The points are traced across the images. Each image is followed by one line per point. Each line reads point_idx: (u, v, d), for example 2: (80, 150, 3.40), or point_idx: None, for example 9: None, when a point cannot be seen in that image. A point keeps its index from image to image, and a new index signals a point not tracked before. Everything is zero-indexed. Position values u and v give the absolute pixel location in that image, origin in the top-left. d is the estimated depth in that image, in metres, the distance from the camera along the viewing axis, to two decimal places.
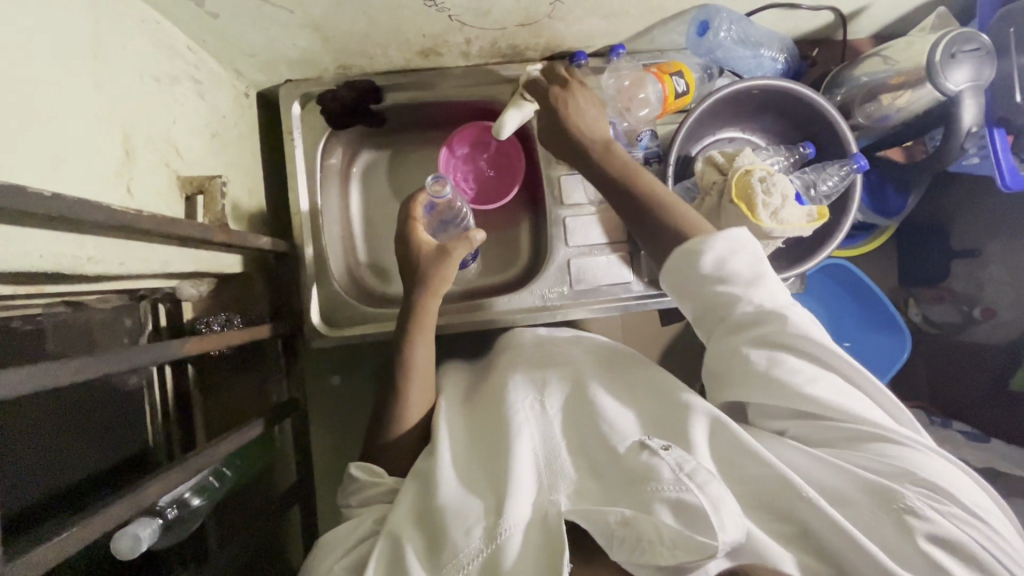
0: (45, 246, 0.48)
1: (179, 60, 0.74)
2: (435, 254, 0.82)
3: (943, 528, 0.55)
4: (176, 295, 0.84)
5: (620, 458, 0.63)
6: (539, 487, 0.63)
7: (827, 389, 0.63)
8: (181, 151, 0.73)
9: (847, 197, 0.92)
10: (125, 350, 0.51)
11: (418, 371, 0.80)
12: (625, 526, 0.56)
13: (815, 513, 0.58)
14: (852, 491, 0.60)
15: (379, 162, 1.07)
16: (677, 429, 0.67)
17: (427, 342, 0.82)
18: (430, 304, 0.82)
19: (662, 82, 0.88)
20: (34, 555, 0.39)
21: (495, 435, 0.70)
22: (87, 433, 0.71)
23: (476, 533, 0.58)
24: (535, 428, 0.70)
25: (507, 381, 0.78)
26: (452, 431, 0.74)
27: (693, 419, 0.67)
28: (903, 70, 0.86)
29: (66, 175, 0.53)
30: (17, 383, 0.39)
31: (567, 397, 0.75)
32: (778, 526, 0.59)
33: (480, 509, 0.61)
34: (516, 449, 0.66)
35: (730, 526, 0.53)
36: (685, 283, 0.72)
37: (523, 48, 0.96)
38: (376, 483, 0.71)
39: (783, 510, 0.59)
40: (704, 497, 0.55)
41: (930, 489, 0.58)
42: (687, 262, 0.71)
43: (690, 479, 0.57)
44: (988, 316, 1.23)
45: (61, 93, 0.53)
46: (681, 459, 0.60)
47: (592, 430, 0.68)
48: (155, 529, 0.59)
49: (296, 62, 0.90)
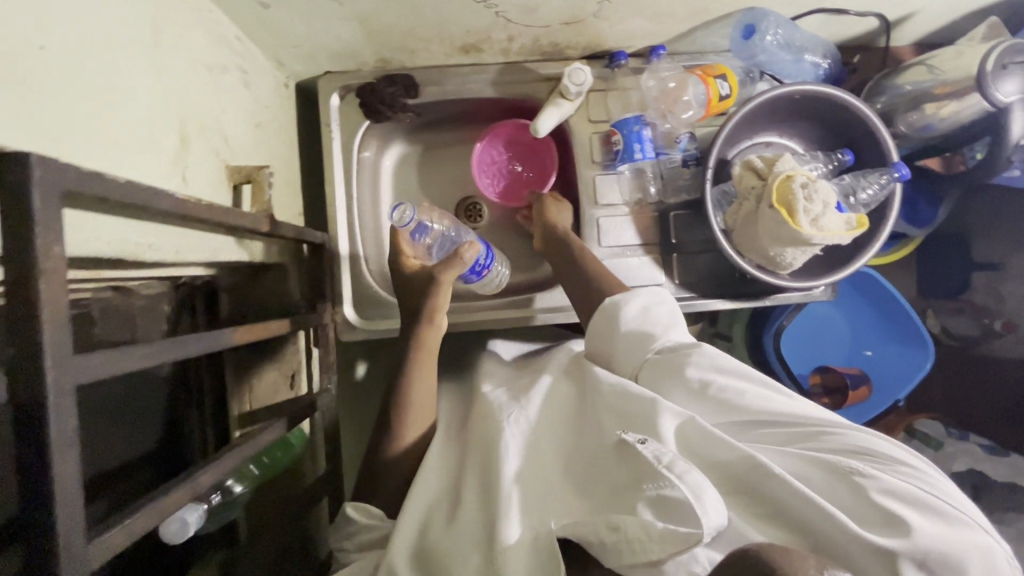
0: (111, 233, 0.48)
1: (228, 49, 0.74)
2: (426, 281, 0.85)
3: (892, 481, 0.54)
4: (213, 284, 0.84)
5: (610, 465, 0.61)
6: (530, 505, 0.63)
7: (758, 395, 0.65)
8: (229, 140, 0.74)
9: (886, 206, 0.91)
10: (187, 338, 0.51)
11: (415, 401, 0.80)
12: (614, 532, 0.54)
13: (784, 488, 0.55)
14: (805, 467, 0.58)
15: (412, 157, 1.08)
16: (641, 419, 0.64)
17: (426, 372, 0.82)
18: (429, 333, 0.84)
19: (706, 84, 0.91)
20: (111, 536, 0.40)
21: (485, 455, 0.69)
22: (118, 421, 0.72)
23: (471, 566, 0.59)
24: (523, 445, 0.69)
25: (489, 401, 0.77)
26: (441, 454, 0.75)
27: (660, 413, 0.63)
28: (949, 80, 0.85)
29: (128, 161, 0.53)
30: (99, 367, 0.39)
31: (545, 410, 0.75)
32: (751, 510, 0.56)
33: (474, 535, 0.61)
34: (505, 470, 0.64)
35: (713, 510, 0.52)
36: (611, 334, 0.78)
37: (564, 46, 0.95)
38: (372, 524, 0.70)
39: (752, 492, 0.57)
40: (685, 487, 0.53)
41: (873, 453, 0.58)
42: (614, 317, 0.78)
43: (669, 470, 0.55)
44: (1010, 329, 1.23)
45: (126, 80, 0.53)
46: (658, 450, 0.57)
47: (576, 446, 0.67)
48: (202, 514, 0.59)
49: (338, 54, 0.90)
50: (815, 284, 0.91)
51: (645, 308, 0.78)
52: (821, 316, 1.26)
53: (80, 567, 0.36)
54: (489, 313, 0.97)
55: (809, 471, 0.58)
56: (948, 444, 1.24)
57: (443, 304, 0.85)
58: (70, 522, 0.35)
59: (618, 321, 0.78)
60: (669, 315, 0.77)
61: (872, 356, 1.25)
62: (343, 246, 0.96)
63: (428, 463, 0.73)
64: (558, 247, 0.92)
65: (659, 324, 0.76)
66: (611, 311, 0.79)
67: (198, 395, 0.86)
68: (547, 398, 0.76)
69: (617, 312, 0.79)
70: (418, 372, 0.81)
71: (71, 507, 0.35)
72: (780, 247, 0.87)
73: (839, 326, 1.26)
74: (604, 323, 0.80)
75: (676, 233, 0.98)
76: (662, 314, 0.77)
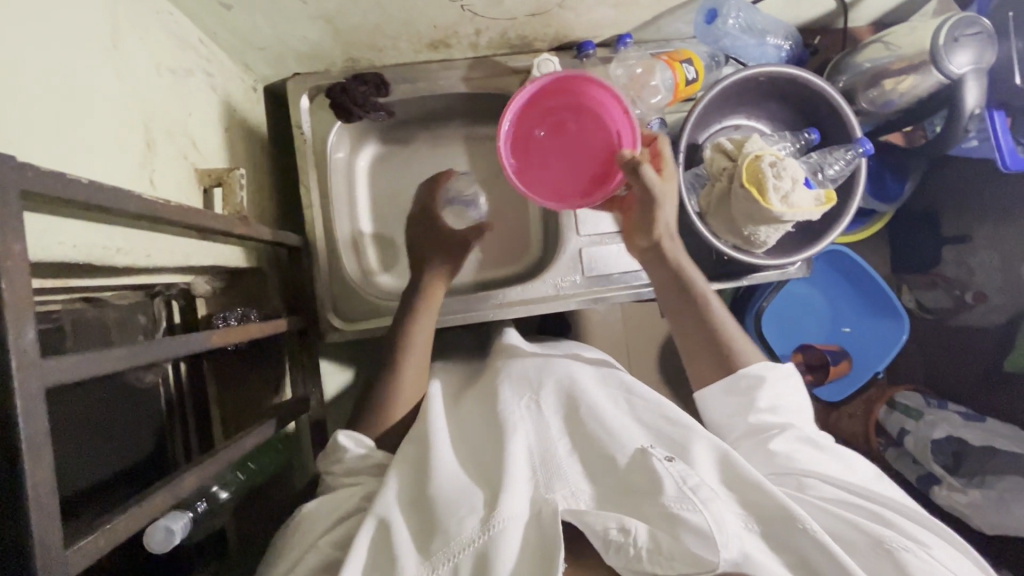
0: (75, 236, 0.48)
1: (191, 53, 0.73)
2: (458, 241, 0.95)
3: (932, 564, 0.57)
4: (190, 291, 0.82)
5: (620, 470, 0.63)
6: (534, 485, 0.63)
7: (821, 464, 0.70)
8: (197, 143, 0.73)
9: (852, 180, 0.94)
10: (162, 340, 0.51)
11: (416, 349, 0.84)
12: (622, 534, 0.57)
13: (820, 546, 0.57)
14: (847, 532, 0.61)
15: (386, 155, 1.07)
16: (681, 446, 0.67)
17: (428, 322, 0.86)
18: (445, 279, 0.90)
19: (673, 69, 0.90)
20: (88, 543, 0.39)
21: (493, 436, 0.71)
22: (98, 434, 0.70)
23: (470, 522, 0.59)
24: (531, 428, 0.71)
25: (501, 382, 0.79)
26: (452, 428, 0.77)
27: (696, 443, 0.67)
28: (905, 56, 0.88)
29: (91, 165, 0.52)
30: (67, 370, 0.38)
31: (561, 400, 0.74)
32: (778, 555, 0.59)
33: (477, 501, 0.61)
34: (512, 449, 0.66)
35: (731, 543, 0.55)
36: (732, 402, 0.76)
37: (532, 38, 0.97)
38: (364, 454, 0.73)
39: (781, 538, 0.59)
40: (707, 514, 0.56)
41: (913, 536, 0.60)
42: (750, 388, 0.75)
43: (694, 494, 0.58)
44: (980, 300, 1.27)
45: (86, 83, 0.53)
46: (684, 473, 0.60)
47: (590, 435, 0.68)
48: (187, 522, 0.58)
49: (307, 55, 0.90)
50: (789, 261, 0.93)
51: (775, 394, 0.75)
52: (800, 294, 1.28)
53: (57, 569, 0.35)
54: (499, 304, 0.98)
55: (853, 538, 0.61)
56: (928, 414, 1.24)
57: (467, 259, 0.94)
58: (46, 527, 0.34)
59: (752, 398, 0.75)
60: (797, 404, 0.77)
61: (850, 333, 1.27)
62: (321, 247, 0.96)
63: (435, 426, 0.74)
64: (675, 295, 0.83)
65: (781, 410, 0.75)
66: (750, 384, 0.75)
67: (181, 408, 0.83)
68: (562, 393, 0.75)
69: (753, 385, 0.75)
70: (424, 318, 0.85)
71: (46, 510, 0.34)
72: (752, 226, 0.89)
73: (816, 303, 1.28)
74: (732, 387, 0.76)
75: None
76: (791, 405, 0.76)
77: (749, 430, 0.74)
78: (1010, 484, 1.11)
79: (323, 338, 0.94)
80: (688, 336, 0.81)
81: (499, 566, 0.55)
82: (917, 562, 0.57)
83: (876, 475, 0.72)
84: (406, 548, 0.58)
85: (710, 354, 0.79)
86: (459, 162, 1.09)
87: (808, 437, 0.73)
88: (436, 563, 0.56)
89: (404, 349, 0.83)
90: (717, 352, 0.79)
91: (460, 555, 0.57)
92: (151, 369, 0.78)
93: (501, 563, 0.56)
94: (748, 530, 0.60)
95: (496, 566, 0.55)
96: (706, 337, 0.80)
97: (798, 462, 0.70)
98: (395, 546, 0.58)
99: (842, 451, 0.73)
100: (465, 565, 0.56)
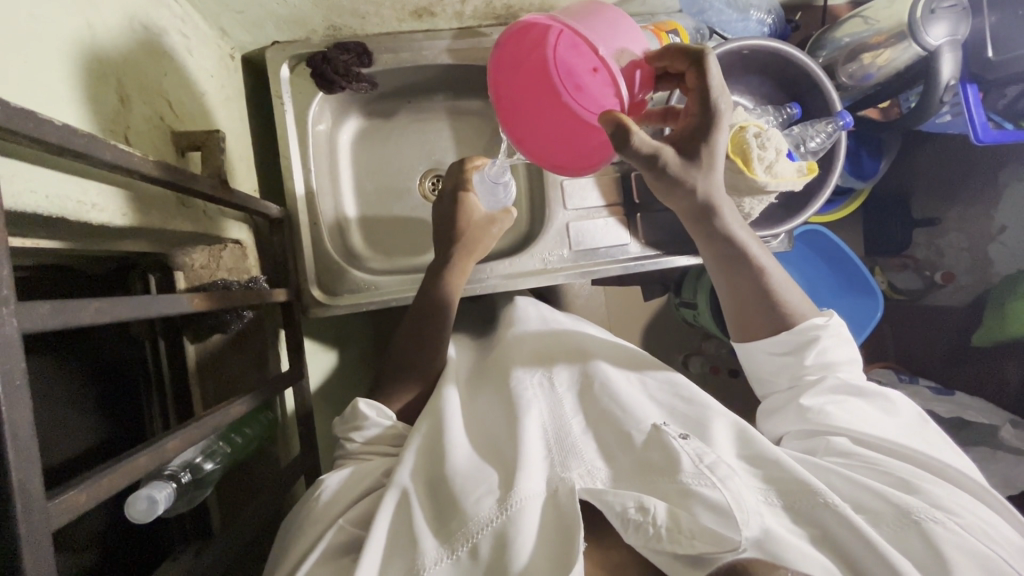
0: (50, 187, 0.46)
1: (166, 11, 0.71)
2: (484, 222, 0.91)
3: (960, 536, 0.57)
4: (166, 263, 0.75)
5: (637, 446, 0.65)
6: (550, 464, 0.65)
7: (862, 424, 0.71)
8: (173, 105, 0.70)
9: (833, 152, 0.96)
10: (147, 298, 0.49)
11: (450, 308, 0.87)
12: (641, 512, 0.57)
13: (839, 519, 0.58)
14: (871, 502, 0.62)
15: (370, 129, 1.05)
16: (700, 426, 0.69)
17: (458, 282, 0.89)
18: (477, 249, 0.90)
19: (659, 39, 0.90)
20: (69, 497, 0.38)
21: (509, 411, 0.73)
22: (78, 405, 0.70)
23: (486, 503, 0.60)
24: (545, 402, 0.74)
25: (517, 358, 0.82)
26: (480, 402, 0.79)
27: (715, 422, 0.70)
28: (882, 29, 0.90)
29: (65, 110, 0.50)
30: (44, 316, 0.36)
31: (575, 379, 0.78)
32: (803, 530, 0.58)
33: (493, 482, 0.63)
34: (525, 423, 0.69)
35: (750, 519, 0.55)
36: (779, 363, 0.80)
37: (517, 8, 0.99)
38: (384, 426, 0.76)
39: (806, 513, 0.59)
40: (725, 491, 0.57)
41: (944, 507, 0.60)
42: (797, 348, 0.78)
43: (711, 471, 0.59)
44: (949, 280, 1.32)
45: (57, 28, 0.50)
46: (700, 451, 0.62)
47: (606, 414, 0.71)
48: (170, 492, 0.56)
49: (285, 19, 0.88)
50: (773, 231, 0.96)
51: (821, 351, 0.77)
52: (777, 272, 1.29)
53: (42, 521, 0.34)
54: (516, 271, 0.98)
55: (878, 509, 0.61)
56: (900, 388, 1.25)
57: (488, 246, 0.92)
58: (26, 470, 0.33)
59: (799, 356, 0.78)
60: (846, 354, 0.79)
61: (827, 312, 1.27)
62: (303, 225, 0.93)
63: (453, 405, 0.76)
64: (734, 268, 0.79)
65: (829, 365, 0.77)
66: (800, 341, 0.78)
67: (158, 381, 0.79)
68: (574, 376, 0.78)
69: (806, 344, 0.77)
70: (460, 271, 0.89)
71: (27, 452, 0.33)
72: (737, 198, 0.90)
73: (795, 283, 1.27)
74: (783, 345, 0.79)
75: (639, 193, 1.00)
76: (841, 360, 0.78)
77: (784, 390, 0.80)
78: (977, 455, 1.16)
79: (308, 313, 0.92)
80: (738, 306, 0.81)
81: (515, 548, 0.56)
82: (944, 533, 0.57)
83: (920, 423, 0.73)
84: (422, 526, 0.59)
85: (760, 321, 0.80)
86: (443, 136, 1.08)
87: (851, 386, 0.75)
88: (455, 544, 0.57)
89: (431, 313, 0.86)
90: (771, 320, 0.79)
91: (479, 534, 0.57)
92: (127, 342, 0.76)
93: (520, 539, 0.56)
94: (771, 506, 0.60)
95: (516, 543, 0.56)
96: (758, 308, 0.79)
97: (832, 424, 0.72)
98: (412, 524, 0.60)
99: (886, 399, 0.75)
100: (484, 546, 0.57)
